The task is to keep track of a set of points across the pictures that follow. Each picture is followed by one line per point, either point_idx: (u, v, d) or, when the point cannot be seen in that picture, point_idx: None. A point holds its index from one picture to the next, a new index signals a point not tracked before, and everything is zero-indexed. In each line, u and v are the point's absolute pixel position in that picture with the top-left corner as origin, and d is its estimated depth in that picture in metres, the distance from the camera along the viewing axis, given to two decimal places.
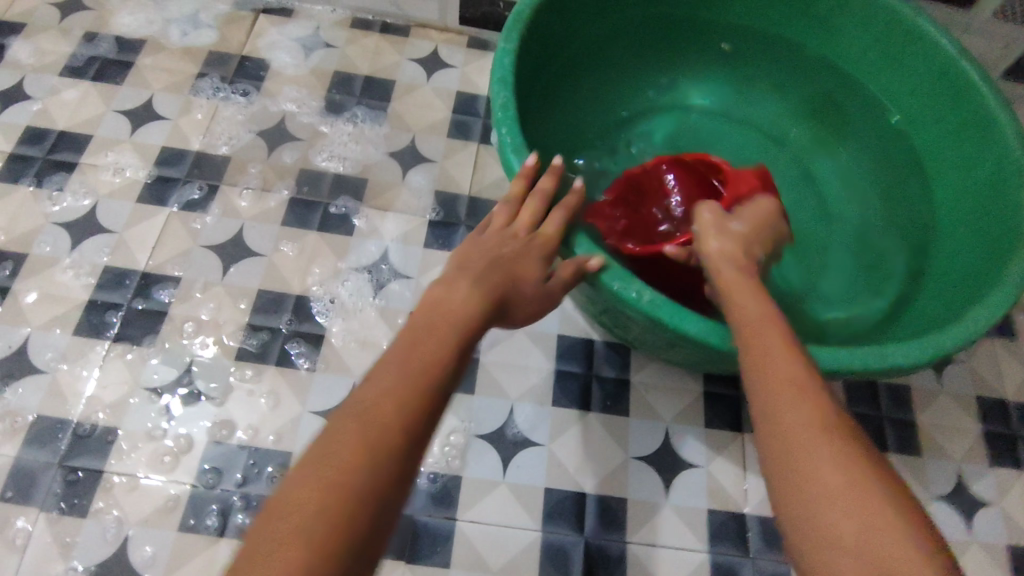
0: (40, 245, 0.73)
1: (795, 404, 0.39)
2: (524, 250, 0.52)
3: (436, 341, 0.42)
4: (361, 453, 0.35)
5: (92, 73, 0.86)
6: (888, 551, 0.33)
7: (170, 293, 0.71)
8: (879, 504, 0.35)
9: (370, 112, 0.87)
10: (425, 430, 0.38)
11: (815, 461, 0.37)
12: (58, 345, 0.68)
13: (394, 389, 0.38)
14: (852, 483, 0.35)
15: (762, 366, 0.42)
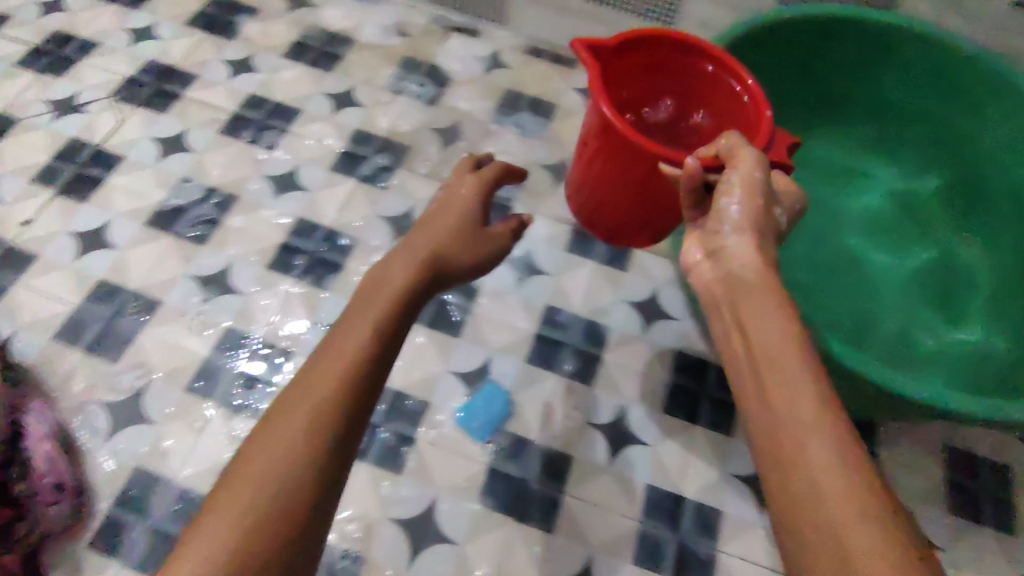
0: (247, 189, 0.85)
1: (797, 403, 0.43)
2: (440, 229, 0.58)
3: (364, 326, 0.49)
4: (291, 438, 0.43)
5: (308, 59, 0.99)
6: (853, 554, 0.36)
7: (347, 249, 0.82)
8: (873, 512, 0.37)
9: (533, 126, 0.96)
10: (354, 395, 0.45)
11: (808, 459, 0.40)
12: (253, 273, 0.79)
13: (326, 373, 0.46)
14: (842, 504, 0.38)
15: (764, 364, 0.45)
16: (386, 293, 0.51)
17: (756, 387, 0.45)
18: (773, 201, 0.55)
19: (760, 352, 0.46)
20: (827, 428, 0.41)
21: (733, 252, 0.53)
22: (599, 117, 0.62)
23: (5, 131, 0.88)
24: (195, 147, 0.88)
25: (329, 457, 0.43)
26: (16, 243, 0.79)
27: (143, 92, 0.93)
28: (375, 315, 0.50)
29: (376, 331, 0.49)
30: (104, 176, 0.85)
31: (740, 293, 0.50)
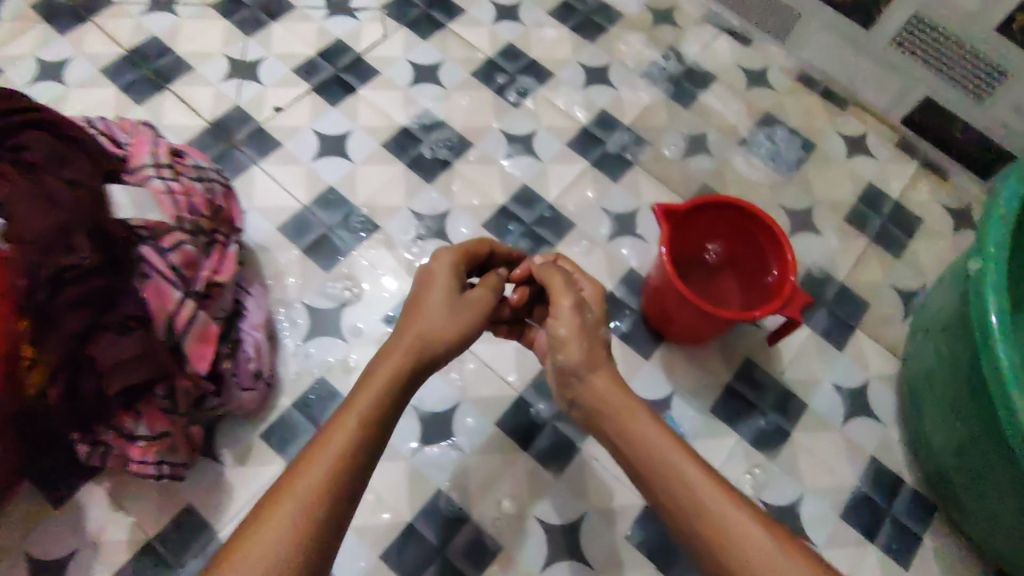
0: (483, 142, 0.84)
1: (705, 496, 0.48)
2: (426, 315, 0.54)
3: (346, 431, 0.46)
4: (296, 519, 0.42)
5: (572, 22, 0.96)
6: (717, 521, 0.46)
7: (564, 231, 0.80)
8: (714, 486, 0.48)
9: (781, 162, 0.89)
10: (336, 495, 0.44)
11: (706, 513, 0.47)
12: (469, 228, 0.79)
13: (316, 467, 0.44)
14: (689, 488, 0.48)
15: (655, 464, 0.50)
16: (377, 381, 0.50)
17: (658, 490, 0.50)
18: (587, 321, 0.57)
19: (648, 451, 0.51)
20: (701, 471, 0.49)
21: (594, 378, 0.55)
22: (662, 275, 0.67)
23: (280, 15, 0.91)
24: (445, 84, 0.88)
25: (314, 561, 0.42)
26: (265, 126, 0.82)
27: (411, 12, 0.93)
28: (356, 417, 0.47)
29: (359, 435, 0.46)
30: (357, 86, 0.86)
31: (606, 406, 0.54)
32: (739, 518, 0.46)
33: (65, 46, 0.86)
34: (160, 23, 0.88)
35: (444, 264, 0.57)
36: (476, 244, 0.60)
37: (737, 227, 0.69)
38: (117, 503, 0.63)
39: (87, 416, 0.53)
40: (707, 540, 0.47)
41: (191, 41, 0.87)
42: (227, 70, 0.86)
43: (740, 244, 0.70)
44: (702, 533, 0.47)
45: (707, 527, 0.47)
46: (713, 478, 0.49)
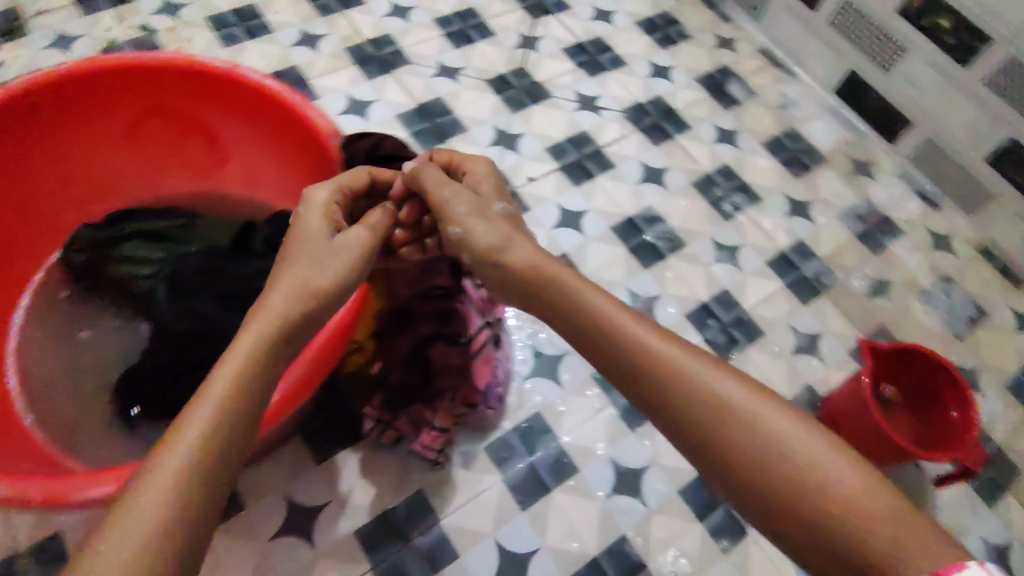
0: (694, 244, 0.97)
1: (733, 398, 0.46)
2: (300, 269, 0.54)
3: (214, 407, 0.44)
4: (190, 459, 0.42)
5: (781, 156, 1.09)
6: (746, 417, 0.45)
7: (754, 337, 0.91)
8: (740, 385, 0.47)
9: (954, 321, 0.97)
10: (230, 431, 0.45)
11: (736, 413, 0.45)
12: (675, 315, 0.90)
13: (205, 405, 0.44)
14: (718, 388, 0.47)
15: (680, 372, 0.48)
16: (257, 330, 0.49)
17: (682, 397, 0.47)
18: (482, 206, 0.61)
19: (669, 362, 0.48)
20: (722, 372, 0.48)
21: (514, 249, 0.58)
22: (853, 397, 0.77)
23: (540, 99, 1.08)
24: (667, 187, 1.02)
25: (210, 491, 0.42)
26: (518, 191, 0.98)
27: (647, 119, 1.08)
28: (236, 363, 0.47)
29: (243, 375, 0.47)
30: (596, 172, 1.01)
31: (604, 317, 0.52)
32: (772, 414, 0.45)
33: (370, 89, 1.04)
34: (446, 86, 1.06)
35: (319, 198, 0.59)
36: (354, 177, 0.61)
37: (929, 377, 0.78)
38: (365, 472, 0.75)
39: (410, 397, 0.67)
40: (742, 443, 0.45)
41: (468, 106, 1.05)
42: (493, 137, 1.02)
43: (928, 393, 0.79)
44: (736, 435, 0.45)
45: (738, 426, 0.45)
46: (710, 362, 0.48)
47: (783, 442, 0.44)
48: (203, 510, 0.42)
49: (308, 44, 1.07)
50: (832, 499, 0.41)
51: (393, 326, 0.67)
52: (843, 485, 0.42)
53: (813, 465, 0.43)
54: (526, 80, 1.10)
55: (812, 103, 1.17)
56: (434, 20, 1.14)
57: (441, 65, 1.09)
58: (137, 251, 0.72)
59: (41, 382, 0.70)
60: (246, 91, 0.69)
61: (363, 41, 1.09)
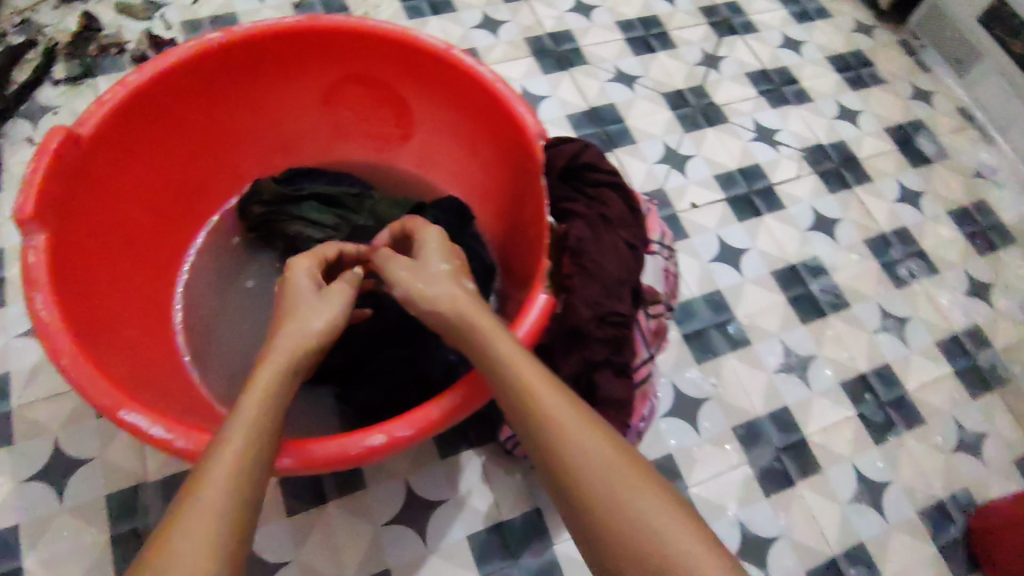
0: (860, 307, 0.90)
1: (618, 471, 0.43)
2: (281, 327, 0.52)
3: (246, 428, 0.44)
4: (232, 482, 0.42)
5: (969, 229, 1.00)
6: (628, 493, 0.42)
7: (912, 423, 0.84)
8: (625, 458, 0.44)
9: None
10: (263, 451, 0.45)
11: (617, 488, 0.42)
12: (828, 381, 0.84)
13: (244, 422, 0.45)
14: (605, 460, 0.44)
15: (575, 443, 0.44)
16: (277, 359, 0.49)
17: (574, 471, 0.44)
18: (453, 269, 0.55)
19: (566, 429, 0.45)
20: (610, 443, 0.45)
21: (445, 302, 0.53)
22: None
23: (716, 123, 1.02)
24: (839, 240, 0.95)
25: (248, 513, 0.42)
26: (678, 215, 0.93)
27: (826, 163, 1.01)
28: (265, 383, 0.48)
29: (269, 401, 0.47)
30: (763, 210, 0.95)
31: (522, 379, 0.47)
32: (653, 492, 0.42)
33: (544, 84, 1.02)
34: (620, 92, 1.03)
35: (303, 262, 0.58)
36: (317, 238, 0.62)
37: None
38: (488, 476, 0.73)
39: None
40: (622, 524, 0.41)
41: (640, 117, 1.01)
42: (662, 153, 0.98)
43: None
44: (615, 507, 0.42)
45: (619, 500, 0.42)
46: (601, 432, 0.45)
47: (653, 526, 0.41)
48: (245, 530, 0.41)
49: (490, 28, 1.06)
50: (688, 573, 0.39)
51: (563, 341, 0.60)
52: (692, 551, 0.40)
53: (664, 528, 0.41)
54: (704, 100, 1.04)
55: (1010, 175, 1.06)
56: (617, 22, 1.10)
57: (618, 70, 1.05)
58: (313, 214, 0.72)
59: (205, 321, 0.71)
60: (457, 73, 0.67)
61: (543, 33, 1.07)
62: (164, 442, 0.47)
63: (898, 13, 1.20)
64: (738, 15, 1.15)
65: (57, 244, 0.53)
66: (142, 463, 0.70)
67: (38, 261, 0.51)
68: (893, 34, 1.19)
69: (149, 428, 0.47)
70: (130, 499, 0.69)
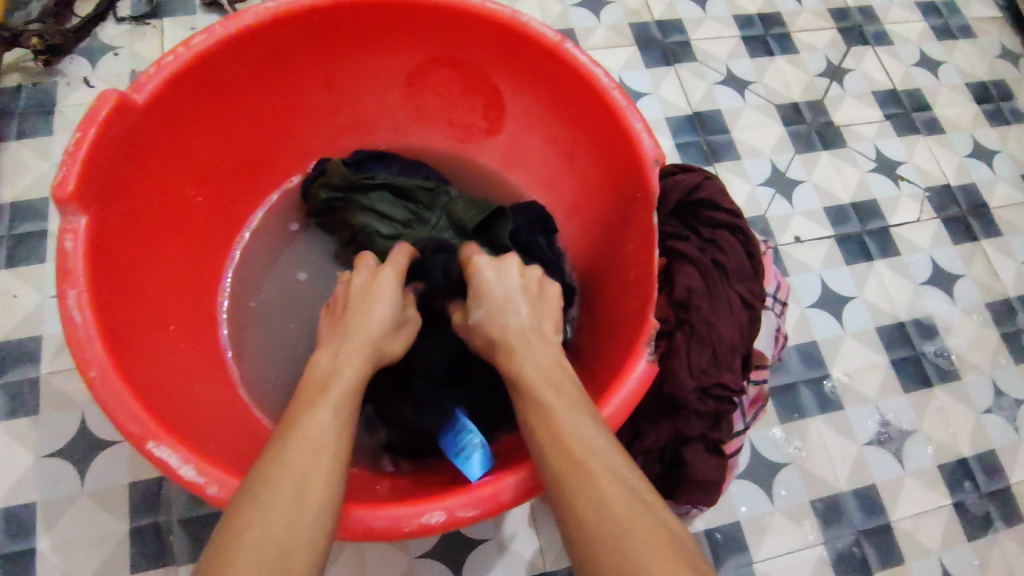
0: (970, 380, 0.79)
1: (594, 455, 0.39)
2: (355, 329, 0.49)
3: (308, 451, 0.40)
4: (293, 514, 0.37)
5: None
6: (597, 474, 0.38)
7: (1013, 521, 0.74)
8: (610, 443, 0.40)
9: None
10: (328, 482, 0.39)
11: (589, 471, 0.38)
12: (924, 460, 0.75)
13: (305, 448, 0.40)
14: (587, 439, 0.40)
15: (559, 423, 0.41)
16: (345, 380, 0.45)
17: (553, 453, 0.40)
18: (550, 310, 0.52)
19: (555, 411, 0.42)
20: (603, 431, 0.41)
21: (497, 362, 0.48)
22: None
23: (832, 146, 0.91)
24: (955, 299, 0.84)
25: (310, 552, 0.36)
26: (779, 249, 0.83)
27: (952, 208, 0.89)
28: (328, 404, 0.43)
29: (338, 426, 0.42)
30: (875, 254, 0.84)
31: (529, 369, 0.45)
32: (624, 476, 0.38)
33: (645, 80, 0.91)
34: (728, 98, 0.92)
35: (398, 261, 0.55)
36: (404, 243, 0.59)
37: None
38: (536, 521, 0.67)
39: None
40: (581, 506, 0.37)
41: (748, 129, 0.90)
42: (767, 174, 0.87)
43: None
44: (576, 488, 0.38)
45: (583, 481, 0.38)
46: (592, 415, 0.42)
47: (606, 518, 0.36)
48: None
49: (591, 8, 0.95)
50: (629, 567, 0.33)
51: (654, 408, 0.54)
52: (638, 544, 0.34)
53: (618, 513, 0.36)
54: (821, 118, 0.93)
55: None
56: (734, 17, 0.98)
57: (729, 72, 0.94)
58: (382, 207, 0.64)
59: (252, 310, 0.64)
60: (565, 72, 0.59)
61: (650, 21, 0.95)
62: (195, 486, 0.41)
63: None
64: (870, 23, 1.02)
65: (99, 228, 0.47)
66: None
67: (74, 248, 0.45)
68: None
69: (180, 467, 0.41)
70: (153, 492, 0.64)
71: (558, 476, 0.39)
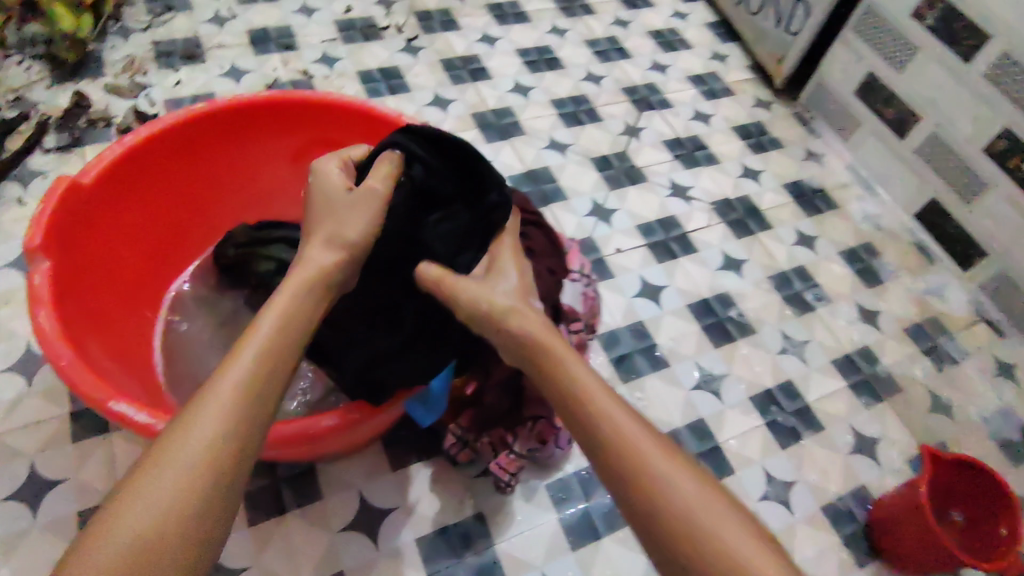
0: (766, 333, 1.02)
1: (546, 340, 0.58)
2: (343, 218, 0.62)
3: (264, 332, 0.52)
4: (248, 372, 0.49)
5: (857, 266, 1.15)
6: (550, 351, 0.57)
7: (814, 429, 0.94)
8: (551, 334, 0.59)
9: (1013, 451, 0.99)
10: (279, 354, 0.52)
11: (547, 349, 0.57)
12: (738, 395, 0.95)
13: (259, 332, 0.52)
14: (541, 332, 0.58)
15: (521, 328, 0.59)
16: (295, 280, 0.57)
17: (523, 346, 0.58)
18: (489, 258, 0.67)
19: (517, 321, 0.59)
20: (547, 328, 0.59)
21: (521, 316, 0.59)
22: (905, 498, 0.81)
23: (637, 182, 1.18)
24: (745, 277, 1.08)
25: (262, 403, 0.49)
26: (605, 259, 1.06)
27: (731, 214, 1.17)
28: (281, 301, 0.55)
29: (287, 313, 0.54)
30: (679, 253, 1.09)
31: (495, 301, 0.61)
32: (562, 351, 0.57)
33: (486, 150, 1.17)
34: (553, 157, 1.18)
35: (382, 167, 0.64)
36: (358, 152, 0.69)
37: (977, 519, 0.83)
38: (434, 486, 0.81)
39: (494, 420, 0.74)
40: (545, 368, 0.56)
41: (571, 177, 1.16)
42: (590, 207, 1.12)
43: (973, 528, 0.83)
44: (542, 358, 0.57)
45: (543, 357, 0.57)
46: (534, 313, 0.60)
47: (560, 367, 0.55)
48: (255, 416, 0.48)
49: (438, 105, 1.21)
50: (575, 387, 0.54)
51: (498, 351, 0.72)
52: (578, 375, 0.55)
53: (565, 364, 0.56)
54: (626, 163, 1.20)
55: (891, 221, 1.23)
56: (550, 100, 1.27)
57: (551, 139, 1.21)
58: (281, 254, 0.80)
59: (180, 349, 0.80)
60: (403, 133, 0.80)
61: (486, 110, 1.23)
62: (149, 426, 0.55)
63: (789, 92, 1.41)
64: (654, 94, 1.34)
65: (57, 270, 0.63)
66: (113, 482, 0.76)
67: (41, 283, 0.60)
68: (788, 108, 1.39)
69: (136, 415, 0.55)
70: None
71: (520, 343, 0.58)
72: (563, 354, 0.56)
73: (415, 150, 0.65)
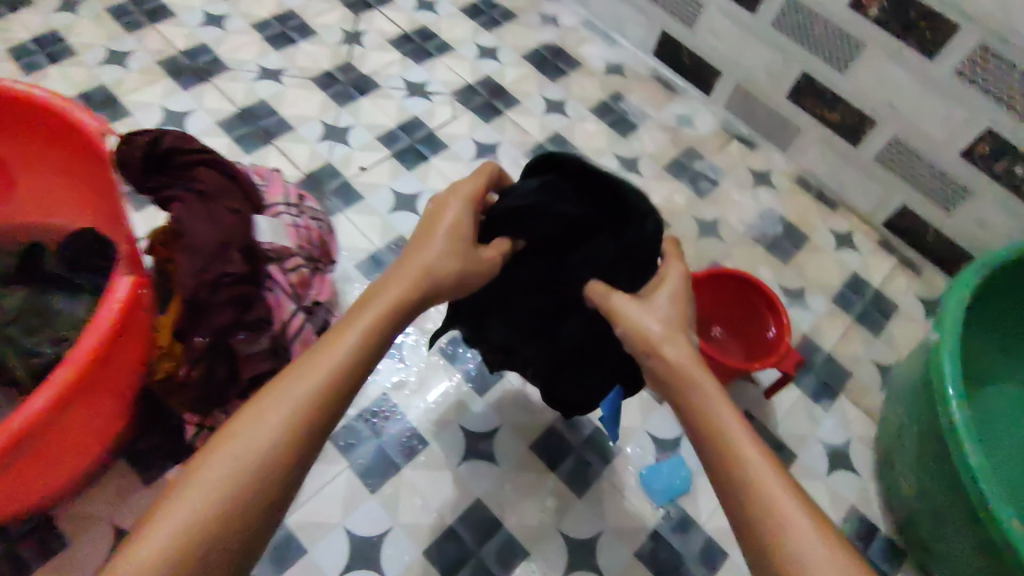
0: None
1: (686, 363, 0.50)
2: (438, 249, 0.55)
3: (325, 370, 0.46)
4: (281, 426, 0.44)
5: (609, 118, 1.14)
6: (694, 387, 0.49)
7: None
8: (688, 351, 0.51)
9: (778, 248, 1.05)
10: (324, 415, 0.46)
11: (680, 372, 0.50)
12: None
13: (311, 376, 0.46)
14: (674, 355, 0.50)
15: (658, 351, 0.51)
16: (376, 307, 0.51)
17: (661, 371, 0.51)
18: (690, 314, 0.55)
19: (647, 340, 0.52)
20: (688, 348, 0.51)
21: (675, 345, 0.51)
22: None
23: (368, 91, 1.08)
24: (501, 160, 1.05)
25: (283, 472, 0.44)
26: (349, 183, 0.98)
27: (475, 99, 1.11)
28: (356, 330, 0.49)
29: (355, 350, 0.48)
30: (428, 155, 1.03)
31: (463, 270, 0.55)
32: (708, 385, 0.49)
33: (187, 99, 1.02)
34: (268, 88, 1.05)
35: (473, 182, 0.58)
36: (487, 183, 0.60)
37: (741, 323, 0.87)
38: None
39: (213, 398, 0.67)
40: (683, 396, 0.49)
41: (293, 104, 1.04)
42: (322, 131, 1.02)
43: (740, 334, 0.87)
44: (677, 382, 0.50)
45: (682, 384, 0.50)
46: (672, 325, 0.52)
47: (700, 395, 0.49)
48: (277, 486, 0.43)
49: (117, 62, 1.03)
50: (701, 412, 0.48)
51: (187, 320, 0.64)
52: (709, 398, 0.49)
53: (704, 392, 0.49)
54: (353, 73, 1.10)
55: (634, 65, 1.22)
56: (251, 25, 1.12)
57: (262, 67, 1.07)
58: None
59: None
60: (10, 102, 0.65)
61: (177, 54, 1.06)
62: None
63: None
64: None
65: None
66: None
67: None
68: None
69: None
70: None
71: (661, 370, 0.51)
72: (708, 391, 0.49)
73: (554, 184, 0.58)
